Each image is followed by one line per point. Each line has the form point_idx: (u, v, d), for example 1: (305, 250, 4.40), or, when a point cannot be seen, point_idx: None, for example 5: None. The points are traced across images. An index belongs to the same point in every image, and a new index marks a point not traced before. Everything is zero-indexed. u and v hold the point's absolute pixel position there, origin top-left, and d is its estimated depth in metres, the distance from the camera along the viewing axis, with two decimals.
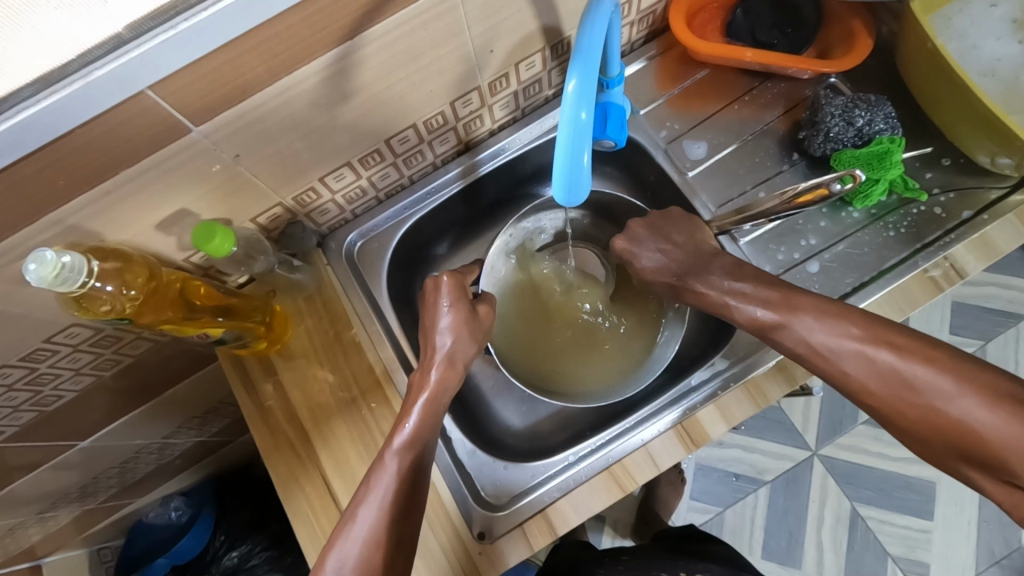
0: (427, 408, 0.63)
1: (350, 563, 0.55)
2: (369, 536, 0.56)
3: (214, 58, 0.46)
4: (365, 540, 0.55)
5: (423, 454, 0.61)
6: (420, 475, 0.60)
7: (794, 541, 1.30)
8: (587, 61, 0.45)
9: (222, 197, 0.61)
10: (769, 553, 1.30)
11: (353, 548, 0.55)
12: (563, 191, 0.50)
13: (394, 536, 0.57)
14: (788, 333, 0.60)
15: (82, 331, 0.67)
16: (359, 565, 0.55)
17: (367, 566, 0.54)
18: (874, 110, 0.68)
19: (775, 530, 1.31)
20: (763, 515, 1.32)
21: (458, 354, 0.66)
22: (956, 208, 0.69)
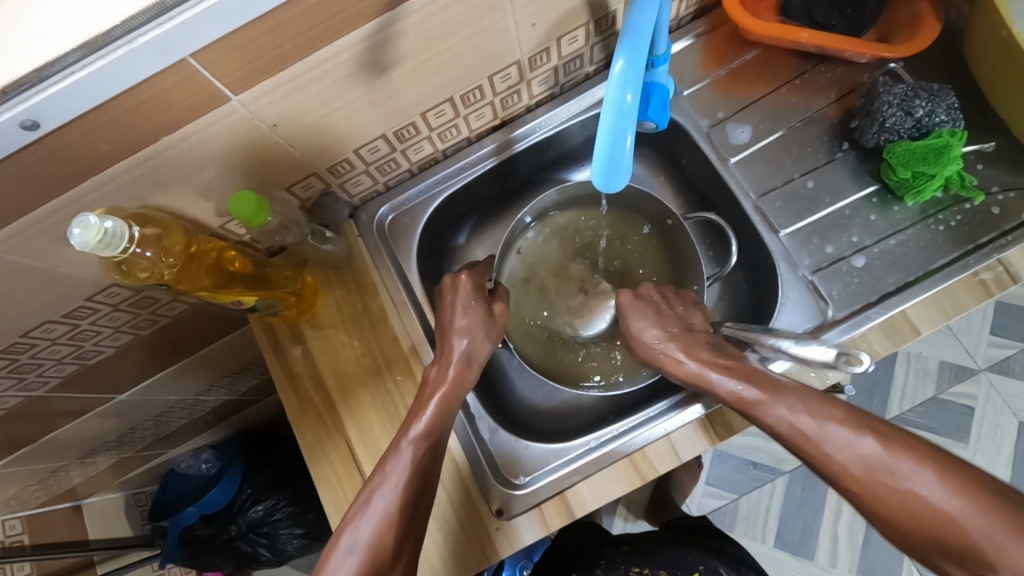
0: (443, 402, 0.63)
1: (364, 540, 0.55)
2: (383, 518, 0.56)
3: (254, 27, 0.45)
4: (380, 520, 0.56)
5: (439, 440, 0.62)
6: (432, 465, 0.61)
7: (808, 533, 1.30)
8: (636, 42, 0.43)
9: (258, 166, 0.61)
10: (782, 542, 1.30)
11: (367, 527, 0.56)
12: (601, 177, 0.48)
13: (409, 511, 0.57)
14: (780, 423, 0.55)
15: (122, 292, 0.69)
16: (374, 543, 0.55)
17: (379, 545, 0.55)
18: (936, 101, 0.64)
19: (789, 520, 1.31)
20: (779, 505, 1.32)
21: (480, 343, 0.67)
22: (1017, 207, 0.65)
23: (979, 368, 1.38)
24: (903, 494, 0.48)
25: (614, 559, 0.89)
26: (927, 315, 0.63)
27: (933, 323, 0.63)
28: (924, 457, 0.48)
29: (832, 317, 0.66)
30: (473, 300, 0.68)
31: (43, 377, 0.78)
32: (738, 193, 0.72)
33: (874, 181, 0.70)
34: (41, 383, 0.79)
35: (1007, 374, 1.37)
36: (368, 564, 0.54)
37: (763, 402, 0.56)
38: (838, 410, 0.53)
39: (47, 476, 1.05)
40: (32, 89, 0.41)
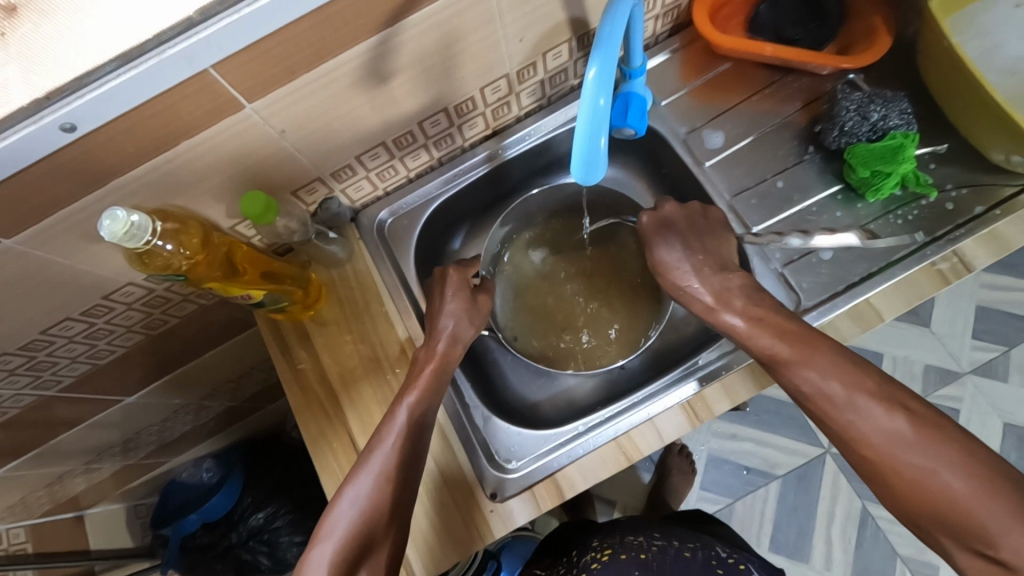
0: (435, 371, 0.68)
1: (364, 495, 0.60)
2: (381, 475, 0.61)
3: (269, 40, 0.50)
4: (378, 477, 0.61)
5: (432, 405, 0.67)
6: (425, 429, 0.65)
7: (803, 536, 1.34)
8: (608, 50, 0.48)
9: (268, 169, 0.67)
10: (778, 547, 1.34)
11: (366, 484, 0.61)
12: (579, 170, 0.53)
13: (404, 475, 0.62)
14: (808, 384, 0.61)
15: (136, 290, 0.74)
16: (367, 505, 0.60)
17: (378, 500, 0.60)
18: (890, 106, 0.70)
19: (784, 524, 1.35)
20: (773, 510, 1.36)
21: (464, 328, 0.72)
22: (969, 203, 0.70)
23: (963, 371, 1.42)
24: (920, 474, 0.54)
25: (611, 529, 0.89)
26: (891, 303, 0.68)
27: (895, 309, 0.68)
28: (953, 440, 0.54)
29: (803, 306, 0.70)
30: (459, 289, 0.73)
31: (58, 375, 0.82)
32: (713, 194, 0.77)
33: (838, 180, 0.75)
34: (55, 381, 0.83)
35: (990, 376, 1.42)
36: (363, 523, 0.59)
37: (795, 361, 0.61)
38: (870, 385, 0.58)
39: (53, 483, 1.07)
40: (72, 94, 0.46)
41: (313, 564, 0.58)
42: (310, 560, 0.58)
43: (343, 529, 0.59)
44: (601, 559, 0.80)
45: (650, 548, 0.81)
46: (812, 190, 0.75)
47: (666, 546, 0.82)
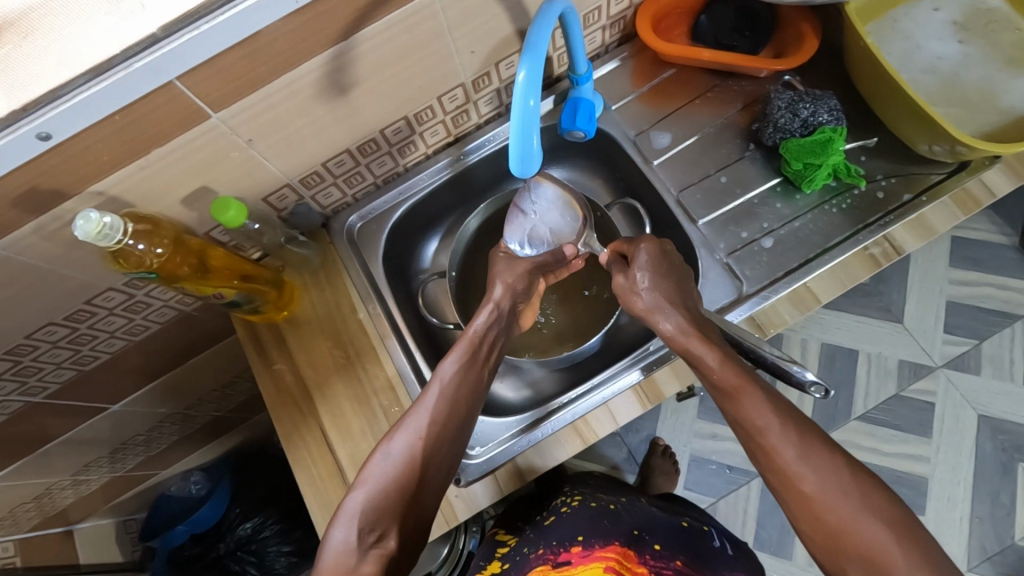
0: (478, 334, 0.70)
1: (399, 448, 0.60)
2: (416, 429, 0.61)
3: (229, 54, 0.55)
4: (412, 432, 0.61)
5: (474, 371, 0.68)
6: (466, 390, 0.66)
7: (786, 534, 1.37)
8: (535, 55, 0.53)
9: (238, 176, 0.71)
10: (761, 544, 1.37)
11: (401, 438, 0.60)
12: (517, 164, 0.57)
13: (437, 434, 0.61)
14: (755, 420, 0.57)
15: (117, 296, 0.78)
16: (406, 451, 0.59)
17: (411, 453, 0.59)
18: (818, 103, 0.75)
19: (766, 521, 1.38)
20: (756, 507, 1.39)
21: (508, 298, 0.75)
22: (897, 192, 0.75)
23: (936, 365, 1.44)
24: (848, 521, 0.51)
25: (586, 480, 0.94)
26: (827, 286, 0.73)
27: (832, 291, 0.73)
28: (877, 487, 0.53)
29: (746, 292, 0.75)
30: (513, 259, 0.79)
31: (43, 382, 0.86)
32: (661, 190, 0.82)
33: (778, 174, 0.80)
34: (41, 388, 0.86)
35: (963, 370, 1.44)
36: (403, 469, 0.58)
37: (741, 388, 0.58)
38: (813, 423, 0.57)
39: (41, 495, 1.09)
40: (47, 106, 0.50)
41: (349, 507, 0.56)
42: (346, 504, 0.56)
43: (382, 474, 0.58)
44: (571, 503, 0.83)
45: (616, 500, 0.86)
46: (754, 184, 0.80)
47: (629, 499, 0.88)
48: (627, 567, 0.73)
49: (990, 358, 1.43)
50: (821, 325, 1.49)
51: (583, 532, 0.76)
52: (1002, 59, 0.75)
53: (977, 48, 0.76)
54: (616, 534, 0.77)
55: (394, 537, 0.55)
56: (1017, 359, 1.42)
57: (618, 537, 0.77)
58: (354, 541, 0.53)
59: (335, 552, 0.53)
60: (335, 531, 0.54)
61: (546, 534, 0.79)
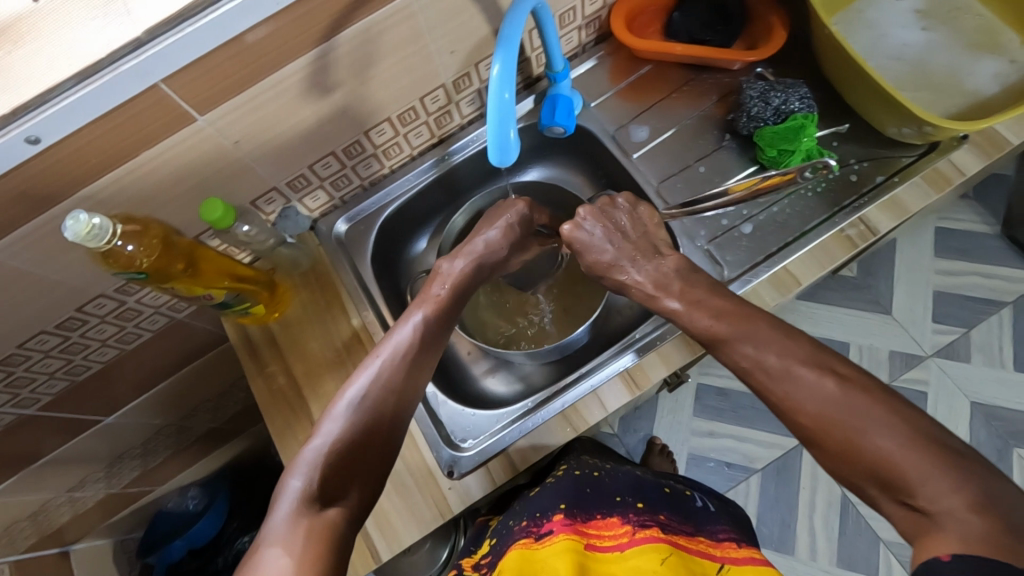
0: (443, 295, 0.76)
1: (363, 398, 0.64)
2: (380, 380, 0.65)
3: (214, 56, 0.57)
4: (379, 383, 0.65)
5: (436, 327, 0.73)
6: (428, 346, 0.71)
7: (787, 528, 1.37)
8: (509, 49, 0.55)
9: (226, 179, 0.72)
10: (763, 540, 1.36)
11: (366, 389, 0.64)
12: (495, 154, 0.59)
13: (401, 385, 0.66)
14: (746, 359, 0.63)
15: (108, 302, 0.79)
16: (371, 401, 0.64)
17: (376, 404, 0.63)
18: (789, 91, 0.77)
19: (767, 516, 1.38)
20: (756, 502, 1.39)
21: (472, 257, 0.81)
22: (871, 174, 0.77)
23: (927, 354, 1.45)
24: (854, 436, 0.53)
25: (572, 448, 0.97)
26: (807, 268, 0.75)
27: (812, 273, 0.74)
28: (881, 402, 0.54)
29: (728, 277, 0.76)
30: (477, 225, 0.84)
31: (36, 393, 0.86)
32: (641, 181, 0.84)
33: (754, 162, 0.82)
34: (34, 399, 0.87)
35: (954, 358, 1.45)
36: (366, 416, 0.62)
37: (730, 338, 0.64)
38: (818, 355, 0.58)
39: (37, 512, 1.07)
40: (36, 109, 0.52)
41: (306, 456, 0.59)
42: (303, 454, 0.59)
43: (339, 424, 0.61)
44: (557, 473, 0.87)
45: (601, 469, 0.88)
46: (731, 173, 0.82)
47: (617, 467, 0.89)
48: (596, 538, 0.74)
49: (979, 345, 1.44)
50: (811, 318, 1.51)
51: (566, 502, 0.78)
52: (966, 43, 0.78)
53: (942, 34, 0.79)
54: (598, 505, 0.79)
55: (354, 489, 0.59)
56: (1005, 345, 1.44)
57: (602, 507, 0.80)
58: (314, 488, 0.56)
59: (291, 499, 0.55)
60: (292, 480, 0.56)
61: (530, 505, 0.81)
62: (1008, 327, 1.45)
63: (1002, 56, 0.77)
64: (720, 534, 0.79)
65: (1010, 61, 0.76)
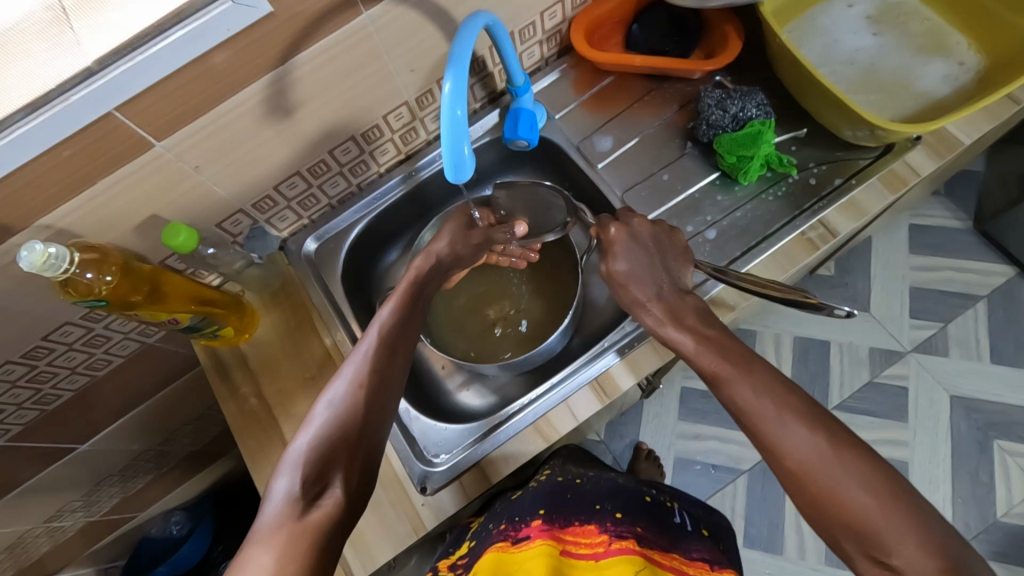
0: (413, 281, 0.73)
1: (340, 396, 0.60)
2: (355, 375, 0.62)
3: (167, 83, 0.57)
4: (352, 378, 0.62)
5: (409, 317, 0.70)
6: (402, 334, 0.68)
7: (775, 528, 1.37)
8: (459, 67, 0.56)
9: (189, 203, 0.72)
10: (752, 541, 1.37)
11: (341, 387, 0.61)
12: (451, 171, 0.60)
13: (379, 377, 0.62)
14: (739, 396, 0.57)
15: (75, 330, 0.79)
16: (348, 397, 0.60)
17: (354, 399, 0.60)
18: (746, 99, 0.78)
19: (755, 517, 1.38)
20: (743, 504, 1.39)
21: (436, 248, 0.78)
22: (829, 177, 0.78)
23: (906, 350, 1.47)
24: (834, 489, 0.50)
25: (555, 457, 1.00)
26: (770, 271, 0.76)
27: (774, 275, 0.75)
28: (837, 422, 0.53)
29: (693, 282, 0.76)
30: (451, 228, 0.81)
31: (6, 424, 0.85)
32: (606, 190, 0.85)
33: (716, 169, 0.83)
34: (4, 431, 0.86)
35: (932, 352, 1.46)
36: (346, 413, 0.59)
37: (734, 375, 0.59)
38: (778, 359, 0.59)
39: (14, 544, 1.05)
40: None
41: (291, 458, 0.55)
42: (289, 455, 0.56)
43: (323, 422, 0.58)
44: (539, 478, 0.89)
45: (583, 476, 0.90)
46: (694, 180, 0.83)
47: (600, 475, 0.89)
48: (572, 544, 0.74)
49: (956, 338, 1.46)
50: (790, 319, 1.52)
51: (544, 507, 0.79)
52: (915, 46, 0.80)
53: (892, 39, 0.80)
54: (579, 506, 0.81)
55: (339, 485, 0.55)
56: (982, 338, 1.46)
57: (579, 513, 0.79)
58: (297, 489, 0.53)
59: (277, 503, 0.52)
60: (277, 483, 0.53)
61: (510, 509, 0.83)
62: (984, 320, 1.47)
63: (950, 58, 0.78)
64: (696, 553, 0.74)
65: (958, 63, 0.78)
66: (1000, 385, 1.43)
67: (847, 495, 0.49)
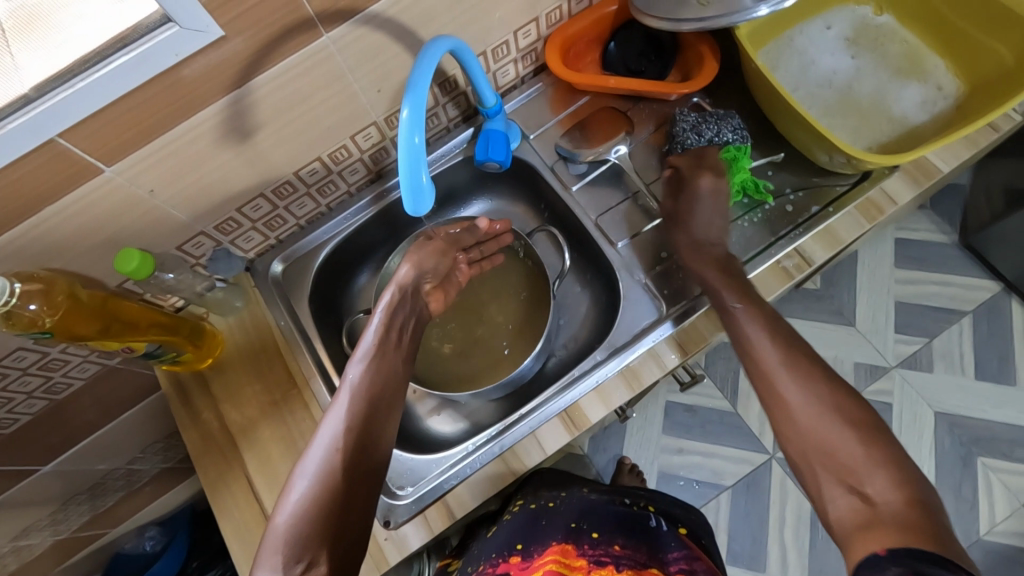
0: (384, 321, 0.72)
1: (316, 464, 0.59)
2: (332, 440, 0.60)
3: (112, 109, 0.55)
4: (329, 443, 0.60)
5: (382, 362, 0.68)
6: (379, 383, 0.66)
7: (758, 544, 1.35)
8: (417, 94, 0.54)
9: (144, 227, 0.70)
10: (735, 558, 1.35)
11: (317, 454, 0.59)
12: (409, 203, 0.57)
13: (356, 438, 0.61)
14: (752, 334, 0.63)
15: (29, 354, 0.77)
16: (325, 464, 0.58)
17: (330, 466, 0.58)
18: (721, 123, 0.77)
19: (738, 534, 1.36)
20: (726, 519, 1.38)
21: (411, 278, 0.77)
22: (805, 204, 0.77)
23: (890, 365, 1.46)
24: (828, 435, 0.54)
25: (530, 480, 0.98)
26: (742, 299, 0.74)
27: None
28: None
29: (666, 310, 0.75)
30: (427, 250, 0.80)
31: None
32: (580, 214, 0.83)
33: None
34: None
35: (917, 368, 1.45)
36: (325, 482, 0.57)
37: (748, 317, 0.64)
38: None
39: None
40: None
41: (273, 540, 0.54)
42: (270, 537, 0.55)
43: (301, 496, 0.57)
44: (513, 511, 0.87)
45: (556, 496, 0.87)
46: None
47: (571, 491, 0.87)
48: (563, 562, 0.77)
49: (941, 353, 1.45)
50: None
51: (520, 542, 0.78)
52: (893, 70, 0.78)
53: (869, 62, 0.79)
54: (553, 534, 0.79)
55: (325, 560, 0.54)
56: (966, 352, 1.45)
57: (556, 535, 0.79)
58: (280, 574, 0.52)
59: None
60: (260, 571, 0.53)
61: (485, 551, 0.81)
62: (969, 335, 1.46)
63: (928, 82, 0.77)
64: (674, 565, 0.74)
65: (936, 88, 0.76)
66: (984, 400, 1.42)
67: (838, 444, 0.53)
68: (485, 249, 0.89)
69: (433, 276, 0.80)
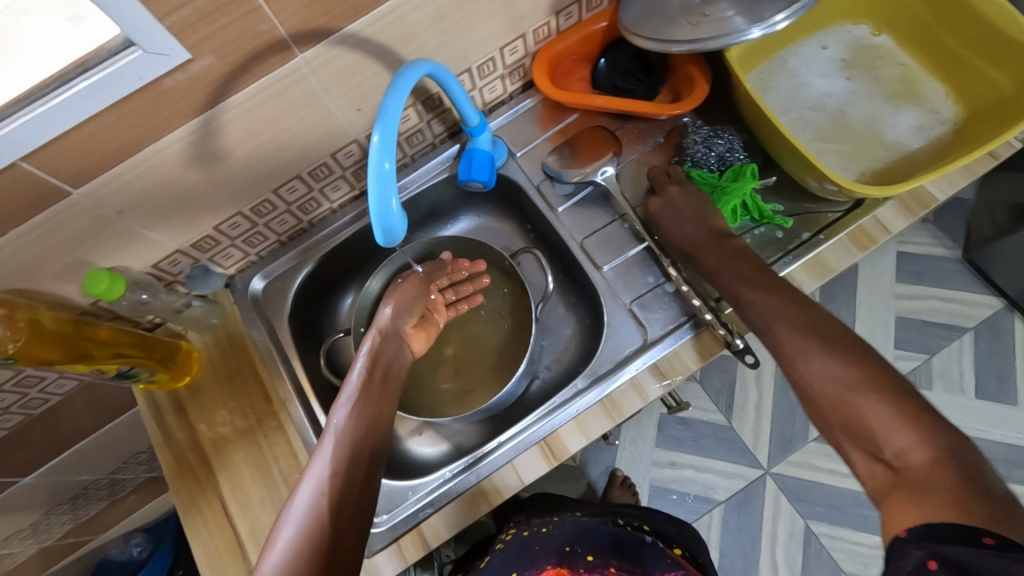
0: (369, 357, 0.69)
1: (303, 508, 0.55)
2: (320, 483, 0.57)
3: (75, 133, 0.53)
4: (316, 486, 0.56)
5: (373, 401, 0.65)
6: (372, 423, 0.63)
7: (749, 561, 1.32)
8: (388, 120, 0.53)
9: (116, 247, 0.68)
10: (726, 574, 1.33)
11: (304, 498, 0.56)
12: (379, 232, 0.56)
13: (347, 480, 0.58)
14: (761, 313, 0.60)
15: (1, 372, 0.75)
16: (314, 507, 0.55)
17: (317, 511, 0.55)
18: (731, 140, 0.79)
19: (729, 550, 1.34)
20: (717, 535, 1.35)
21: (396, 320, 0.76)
22: (796, 231, 0.75)
23: None
24: (845, 399, 0.50)
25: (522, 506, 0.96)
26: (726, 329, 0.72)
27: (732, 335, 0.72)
28: None
29: (651, 338, 0.74)
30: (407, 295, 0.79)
31: None
32: (564, 236, 0.82)
33: None
34: None
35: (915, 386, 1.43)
36: (312, 528, 0.54)
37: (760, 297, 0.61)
38: None
39: None
40: None
41: None
42: None
43: (287, 544, 0.53)
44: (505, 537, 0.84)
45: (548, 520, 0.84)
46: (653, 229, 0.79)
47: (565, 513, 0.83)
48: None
49: (939, 371, 1.43)
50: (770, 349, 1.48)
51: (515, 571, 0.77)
52: (887, 94, 0.76)
53: (863, 84, 0.77)
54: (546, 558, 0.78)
55: None
56: (966, 370, 1.42)
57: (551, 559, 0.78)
58: None
59: None
60: None
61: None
62: (968, 353, 1.44)
63: (924, 107, 0.75)
64: None
65: (932, 113, 0.74)
66: (983, 419, 1.39)
67: (857, 402, 0.49)
68: (460, 290, 0.88)
69: (412, 315, 0.79)
